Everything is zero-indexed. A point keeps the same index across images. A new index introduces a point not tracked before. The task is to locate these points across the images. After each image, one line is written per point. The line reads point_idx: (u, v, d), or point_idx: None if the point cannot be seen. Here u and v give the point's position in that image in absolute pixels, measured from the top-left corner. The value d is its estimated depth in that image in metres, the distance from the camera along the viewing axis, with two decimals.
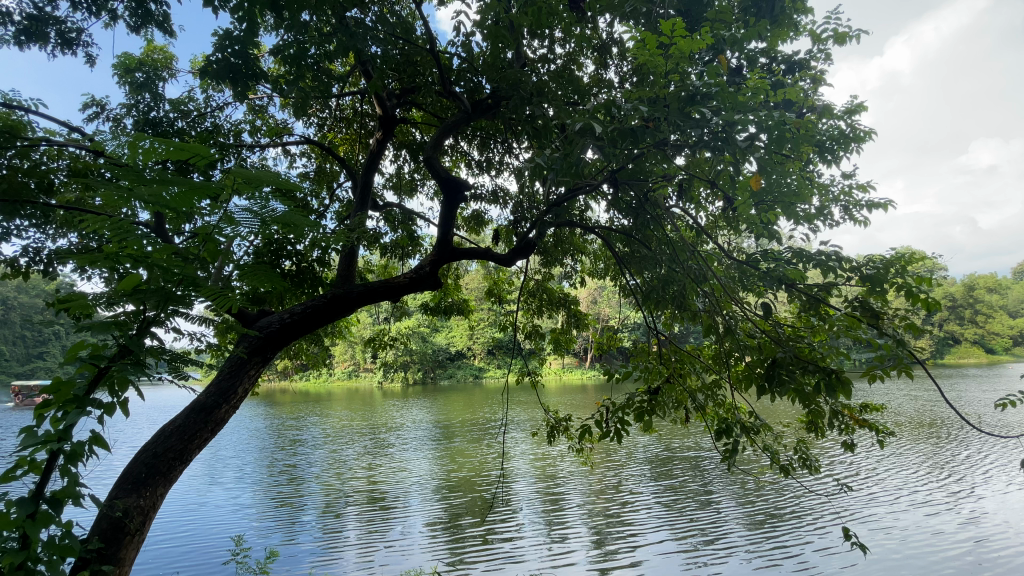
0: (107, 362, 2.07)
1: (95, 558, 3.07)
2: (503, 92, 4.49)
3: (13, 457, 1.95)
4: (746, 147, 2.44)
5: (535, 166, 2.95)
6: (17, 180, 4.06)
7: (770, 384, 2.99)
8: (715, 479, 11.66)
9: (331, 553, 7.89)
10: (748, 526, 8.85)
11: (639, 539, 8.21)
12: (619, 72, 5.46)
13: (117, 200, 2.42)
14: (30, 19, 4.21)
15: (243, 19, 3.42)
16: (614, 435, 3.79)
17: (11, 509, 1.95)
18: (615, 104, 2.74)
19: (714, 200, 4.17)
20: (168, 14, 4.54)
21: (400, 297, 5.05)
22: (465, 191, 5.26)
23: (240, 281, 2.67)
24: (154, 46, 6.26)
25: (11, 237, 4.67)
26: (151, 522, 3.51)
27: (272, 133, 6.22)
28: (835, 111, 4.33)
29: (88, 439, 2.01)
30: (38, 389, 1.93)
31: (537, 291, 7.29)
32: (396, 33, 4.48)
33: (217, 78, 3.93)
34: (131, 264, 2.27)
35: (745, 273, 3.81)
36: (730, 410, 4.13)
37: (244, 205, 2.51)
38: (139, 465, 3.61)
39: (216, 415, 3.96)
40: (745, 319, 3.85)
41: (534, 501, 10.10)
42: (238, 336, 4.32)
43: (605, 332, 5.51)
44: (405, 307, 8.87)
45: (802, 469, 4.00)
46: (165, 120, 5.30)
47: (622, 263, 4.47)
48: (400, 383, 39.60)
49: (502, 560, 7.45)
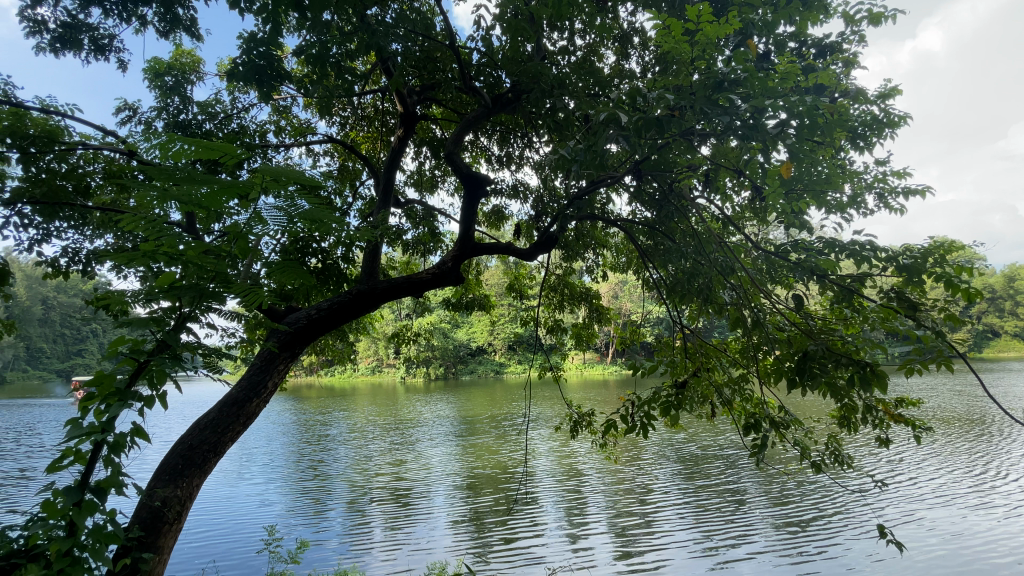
0: (146, 356, 2.15)
1: (135, 547, 3.20)
2: (524, 85, 4.48)
3: (59, 447, 2.03)
4: (777, 134, 2.36)
5: (559, 158, 2.91)
6: (57, 183, 4.26)
7: (801, 378, 2.89)
8: (739, 477, 11.48)
9: (357, 549, 8.01)
10: (775, 525, 8.72)
11: (661, 538, 8.17)
12: (642, 62, 5.37)
13: (148, 200, 2.49)
14: (65, 27, 4.36)
15: (269, 20, 3.47)
16: (640, 431, 3.71)
17: (58, 497, 2.06)
18: (640, 92, 2.69)
19: (741, 190, 4.07)
20: (195, 18, 4.65)
21: (424, 292, 5.07)
22: (487, 187, 5.26)
23: (269, 278, 2.73)
24: (182, 50, 6.42)
25: (53, 238, 4.89)
26: (188, 513, 3.63)
27: (296, 133, 6.32)
28: (868, 96, 4.19)
29: (130, 430, 2.10)
30: (81, 382, 2.01)
31: (558, 286, 7.23)
32: (417, 30, 4.50)
33: (244, 81, 4.00)
34: (165, 261, 2.33)
35: (774, 265, 3.71)
36: (758, 405, 4.03)
37: (273, 202, 2.56)
38: (176, 456, 3.73)
39: (247, 409, 4.05)
40: (774, 312, 3.76)
41: (555, 498, 10.12)
42: (268, 331, 4.40)
43: (628, 326, 5.44)
44: (426, 303, 8.93)
45: (834, 465, 3.88)
46: (193, 122, 5.46)
47: (645, 255, 4.39)
48: (422, 378, 40.13)
49: (524, 556, 7.50)
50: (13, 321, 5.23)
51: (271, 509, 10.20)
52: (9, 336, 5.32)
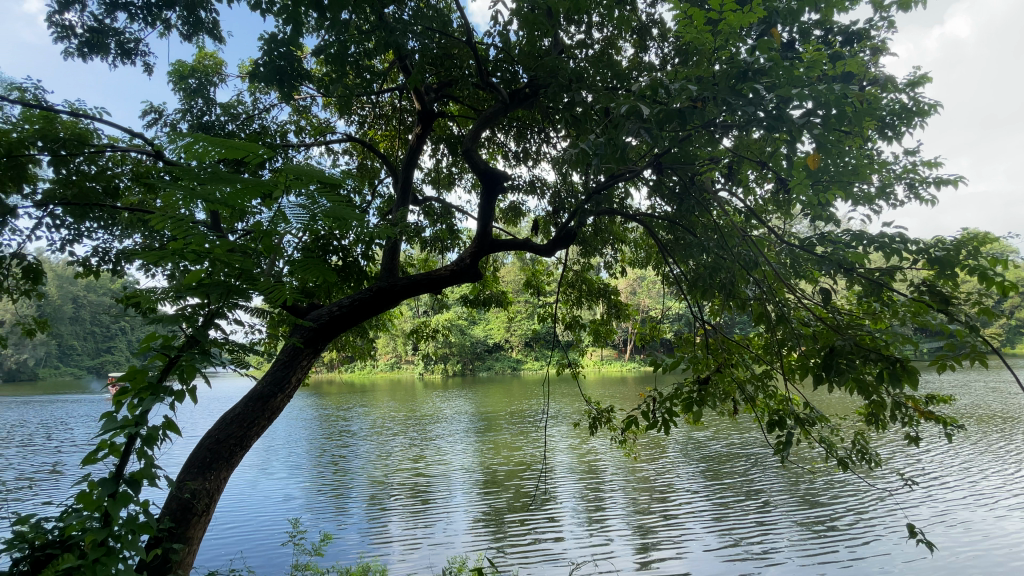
0: (177, 352, 2.21)
1: (166, 537, 3.29)
2: (541, 80, 4.46)
3: (95, 440, 2.10)
4: (803, 123, 2.30)
5: (579, 152, 2.88)
6: (87, 185, 4.38)
7: (828, 374, 2.81)
8: (761, 476, 11.29)
9: (378, 544, 8.12)
10: (798, 524, 8.57)
11: (681, 537, 8.10)
12: (661, 54, 5.29)
13: (175, 200, 2.54)
14: (93, 32, 4.48)
15: (290, 21, 3.51)
16: (662, 427, 3.67)
17: (94, 489, 2.13)
18: (662, 83, 2.63)
19: (764, 182, 3.99)
20: (217, 21, 4.73)
21: (442, 289, 5.09)
22: (504, 183, 5.25)
23: (292, 275, 2.78)
24: (205, 53, 6.54)
25: (83, 239, 5.04)
26: (216, 505, 3.73)
27: (316, 133, 6.40)
28: (898, 84, 4.06)
29: (162, 423, 2.15)
30: (116, 377, 2.08)
31: (576, 282, 7.19)
32: (433, 27, 4.50)
33: (266, 81, 4.05)
34: (193, 259, 2.39)
35: (799, 259, 3.63)
36: (782, 402, 3.95)
37: (296, 201, 2.61)
38: (204, 450, 3.83)
39: (272, 404, 4.12)
40: (798, 306, 3.68)
41: (573, 496, 10.10)
42: (292, 328, 4.46)
43: (648, 322, 5.39)
44: (444, 300, 8.97)
45: (861, 463, 3.79)
46: (216, 123, 5.57)
47: (665, 250, 4.33)
48: (440, 375, 40.43)
49: (542, 553, 7.50)
50: (46, 320, 5.40)
51: (293, 504, 10.38)
52: (43, 335, 5.50)
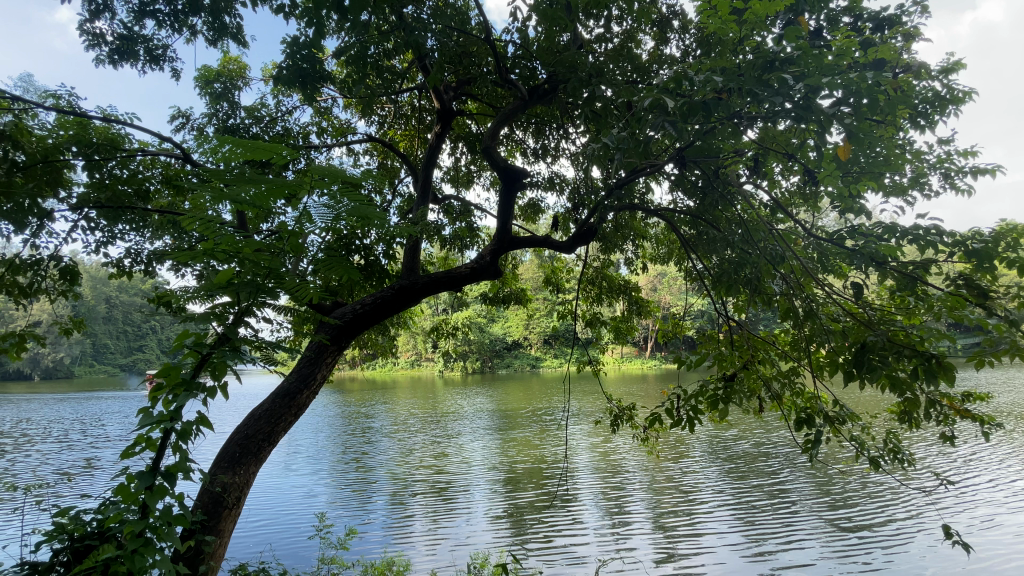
0: (208, 349, 2.27)
1: (199, 530, 3.40)
2: (560, 76, 4.43)
3: (132, 435, 2.16)
4: (833, 113, 2.22)
5: (601, 147, 2.86)
6: (120, 188, 4.53)
7: (859, 370, 2.71)
8: (787, 476, 11.05)
9: (400, 540, 8.21)
10: (826, 527, 8.37)
11: (704, 539, 7.98)
12: (682, 46, 5.21)
13: (203, 201, 2.60)
14: (122, 40, 4.61)
15: (312, 23, 3.57)
16: (687, 425, 3.61)
17: (132, 481, 2.20)
18: (685, 75, 2.57)
19: (790, 174, 3.89)
20: (241, 25, 4.82)
21: (462, 287, 5.10)
22: (524, 180, 5.23)
23: (316, 273, 2.83)
24: (229, 57, 6.68)
25: (116, 241, 5.21)
26: (246, 498, 3.82)
27: (338, 133, 6.49)
28: (933, 70, 3.91)
29: (195, 419, 2.21)
30: (152, 374, 2.14)
31: (596, 279, 7.13)
32: (452, 25, 4.50)
33: (289, 83, 4.12)
34: (223, 258, 2.45)
35: (827, 254, 3.54)
36: (811, 400, 3.86)
37: (321, 200, 2.66)
38: (233, 445, 3.93)
39: (298, 400, 4.20)
40: (828, 301, 3.59)
41: (595, 495, 10.04)
42: (317, 325, 4.54)
43: (670, 318, 5.31)
44: (464, 298, 9.00)
45: (894, 463, 3.67)
46: (241, 126, 5.69)
47: (687, 246, 4.26)
48: (459, 372, 40.63)
49: (563, 553, 7.48)
50: (82, 319, 5.60)
51: (317, 500, 10.57)
52: (79, 334, 5.70)
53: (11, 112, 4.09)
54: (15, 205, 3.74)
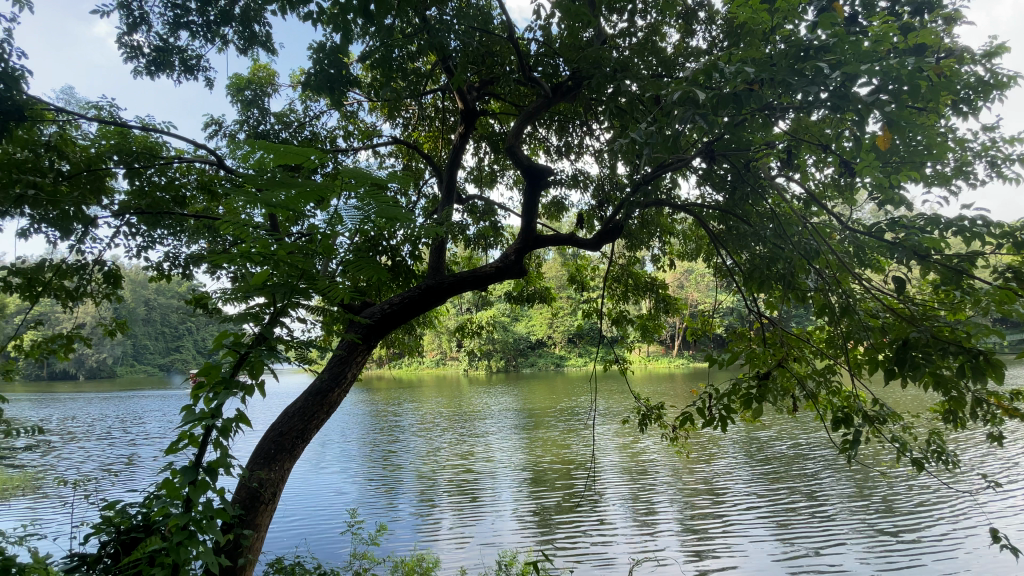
0: (246, 348, 2.34)
1: (237, 523, 3.51)
2: (584, 72, 4.40)
3: (175, 431, 2.23)
4: (873, 100, 2.13)
5: (627, 143, 2.82)
6: (157, 195, 4.74)
7: (901, 368, 2.60)
8: (824, 479, 10.71)
9: (428, 538, 8.30)
10: (865, 532, 8.08)
11: (736, 543, 7.81)
12: (708, 38, 5.11)
13: (238, 205, 2.68)
14: (159, 51, 4.80)
15: (339, 29, 3.63)
16: (719, 424, 3.53)
17: (176, 476, 2.27)
18: (715, 66, 2.50)
19: (824, 166, 3.77)
20: (270, 34, 4.94)
21: (488, 286, 5.12)
22: (548, 178, 5.21)
23: (346, 273, 2.89)
24: (259, 65, 6.86)
25: (156, 246, 5.43)
26: (280, 494, 3.93)
27: (364, 137, 6.59)
28: (977, 54, 3.72)
29: (234, 416, 2.28)
30: (194, 372, 2.21)
31: (622, 276, 7.04)
32: (475, 25, 4.52)
33: (317, 89, 4.21)
34: (258, 261, 2.53)
35: (864, 248, 3.42)
36: (849, 398, 3.73)
37: (351, 202, 2.72)
38: (269, 442, 4.04)
39: (329, 398, 4.29)
40: (865, 297, 3.47)
41: (622, 497, 9.95)
42: (347, 325, 4.63)
43: (699, 316, 5.21)
44: (489, 297, 9.03)
45: (939, 464, 3.52)
46: (271, 132, 5.85)
47: (717, 241, 4.17)
48: (484, 371, 40.84)
49: (591, 554, 7.44)
50: (125, 321, 5.84)
51: (347, 497, 10.77)
52: (122, 335, 5.94)
53: (57, 124, 4.29)
54: (62, 212, 3.92)
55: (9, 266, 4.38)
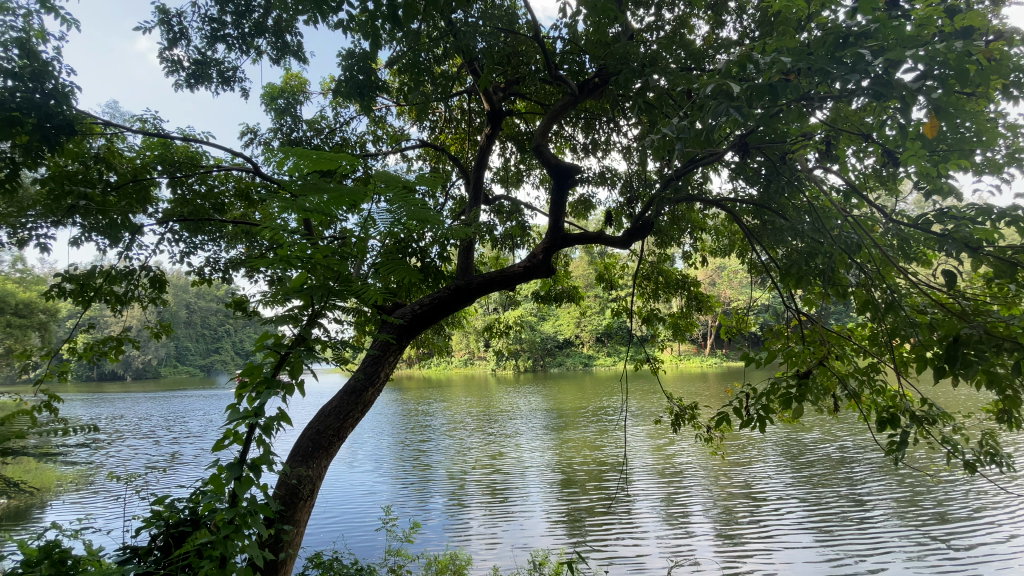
0: (286, 349, 2.42)
1: (278, 519, 3.62)
2: (611, 68, 4.37)
3: (221, 430, 2.32)
4: (919, 87, 2.03)
5: (657, 139, 2.78)
6: (198, 203, 4.96)
7: (951, 367, 2.46)
8: (869, 484, 10.28)
9: (460, 538, 8.37)
10: (915, 541, 7.73)
11: (776, 550, 7.58)
12: (739, 28, 4.98)
13: (275, 210, 2.76)
14: (198, 64, 4.99)
15: (368, 37, 3.71)
16: (757, 425, 3.41)
17: (222, 472, 2.35)
18: (749, 57, 2.43)
19: (864, 156, 3.63)
20: (302, 43, 5.08)
21: (517, 286, 5.12)
22: (576, 176, 5.17)
23: (378, 275, 2.96)
24: (291, 74, 7.06)
25: (197, 251, 5.65)
26: (318, 491, 4.03)
27: (392, 141, 6.71)
28: None
29: (276, 415, 2.35)
30: (238, 372, 2.29)
31: (652, 274, 6.94)
32: (501, 26, 4.53)
33: (348, 95, 4.31)
34: (295, 265, 2.60)
35: (910, 242, 3.27)
36: (894, 397, 3.58)
37: (383, 206, 2.77)
38: (307, 440, 4.15)
39: (363, 398, 4.38)
40: (911, 292, 3.31)
41: (655, 501, 9.81)
42: (379, 325, 4.71)
43: (734, 313, 5.08)
44: (516, 296, 9.04)
45: (996, 468, 3.33)
46: (303, 139, 6.02)
47: (751, 236, 4.06)
48: (512, 371, 40.94)
49: (623, 559, 7.35)
50: (169, 324, 6.10)
51: (379, 495, 10.96)
52: (166, 337, 6.20)
53: (105, 137, 4.51)
54: (110, 221, 4.06)
55: (63, 273, 4.63)
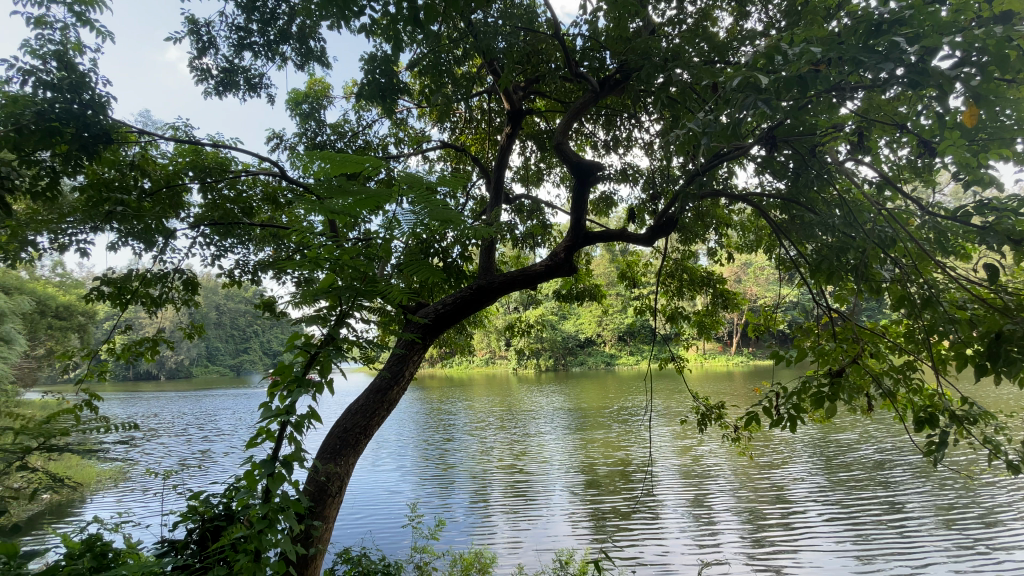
0: (316, 348, 2.47)
1: (308, 514, 3.70)
2: (632, 64, 4.32)
3: (254, 427, 2.38)
4: (956, 75, 1.96)
5: (680, 135, 2.75)
6: (228, 207, 5.11)
7: (995, 364, 2.36)
8: (906, 489, 9.93)
9: (484, 537, 8.41)
10: (956, 547, 7.44)
11: (807, 555, 7.39)
12: (764, 19, 4.87)
13: (302, 213, 2.82)
14: (226, 72, 5.14)
15: (390, 40, 3.75)
16: (788, 424, 3.32)
17: (256, 468, 2.41)
18: (777, 49, 2.37)
19: (898, 147, 3.51)
20: (325, 48, 5.17)
21: (539, 285, 5.11)
22: (597, 174, 5.13)
23: (402, 276, 3.00)
24: (314, 79, 7.19)
25: (227, 254, 5.80)
26: (345, 488, 4.11)
27: (413, 142, 6.78)
28: None
29: (307, 413, 2.40)
30: (270, 371, 2.36)
31: (676, 271, 6.83)
32: (521, 25, 4.53)
33: (370, 98, 4.37)
34: (323, 266, 2.65)
35: (948, 235, 3.14)
36: (932, 396, 3.45)
37: (407, 208, 2.81)
38: (334, 438, 4.23)
39: (389, 396, 4.44)
40: (950, 287, 3.19)
41: (681, 503, 9.67)
42: (403, 325, 4.77)
43: (761, 310, 4.97)
44: (538, 295, 9.02)
45: None
46: (327, 143, 6.14)
47: (779, 232, 3.97)
48: (533, 370, 40.92)
49: (649, 562, 7.27)
50: (201, 325, 6.29)
51: (404, 494, 11.09)
52: (198, 338, 6.39)
53: (139, 145, 4.68)
54: (145, 227, 4.29)
55: (101, 276, 4.84)
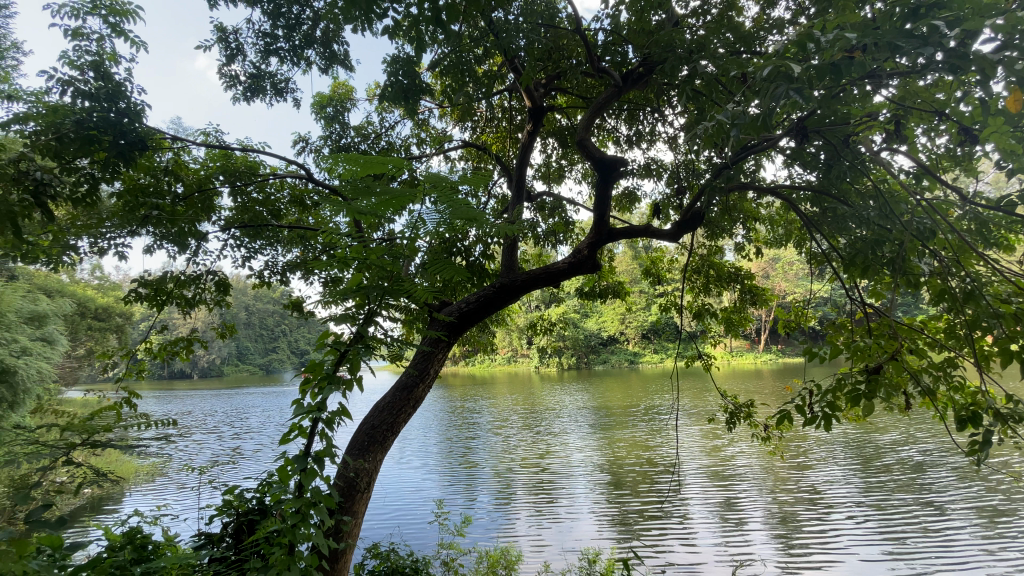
0: (345, 346, 2.52)
1: (338, 509, 3.79)
2: (656, 57, 4.26)
3: (287, 423, 2.44)
4: (1001, 58, 1.88)
5: (705, 129, 2.70)
6: (257, 210, 5.25)
7: None
8: (947, 492, 9.56)
9: (508, 535, 8.45)
10: (1001, 554, 7.13)
11: (841, 561, 7.19)
12: (792, 6, 4.75)
13: (329, 214, 2.87)
14: (254, 78, 5.27)
15: (412, 41, 3.78)
16: (820, 422, 3.24)
17: (289, 464, 2.47)
18: (808, 37, 2.31)
19: (937, 136, 3.38)
20: (348, 52, 5.26)
21: (562, 282, 5.09)
22: (620, 169, 5.07)
23: (427, 274, 3.03)
24: (338, 82, 7.31)
25: (256, 255, 5.96)
26: (373, 484, 4.18)
27: (435, 142, 6.84)
28: None
29: (337, 409, 2.44)
30: (301, 368, 2.41)
31: (702, 267, 6.73)
32: (541, 21, 4.52)
33: (393, 100, 4.43)
34: (350, 265, 2.70)
35: (993, 226, 3.01)
36: (975, 394, 3.32)
37: (432, 206, 2.83)
38: (362, 435, 4.31)
39: (415, 394, 4.50)
40: (994, 280, 3.05)
41: (709, 505, 9.52)
42: (429, 324, 4.83)
43: (791, 306, 4.85)
44: (560, 293, 9.00)
45: None
46: (351, 145, 6.24)
47: (810, 225, 3.86)
48: (555, 368, 40.84)
49: (677, 565, 7.19)
50: (231, 324, 6.48)
51: (429, 491, 11.21)
52: (229, 337, 6.58)
53: (173, 151, 4.84)
54: (179, 230, 4.43)
55: (138, 278, 5.02)
